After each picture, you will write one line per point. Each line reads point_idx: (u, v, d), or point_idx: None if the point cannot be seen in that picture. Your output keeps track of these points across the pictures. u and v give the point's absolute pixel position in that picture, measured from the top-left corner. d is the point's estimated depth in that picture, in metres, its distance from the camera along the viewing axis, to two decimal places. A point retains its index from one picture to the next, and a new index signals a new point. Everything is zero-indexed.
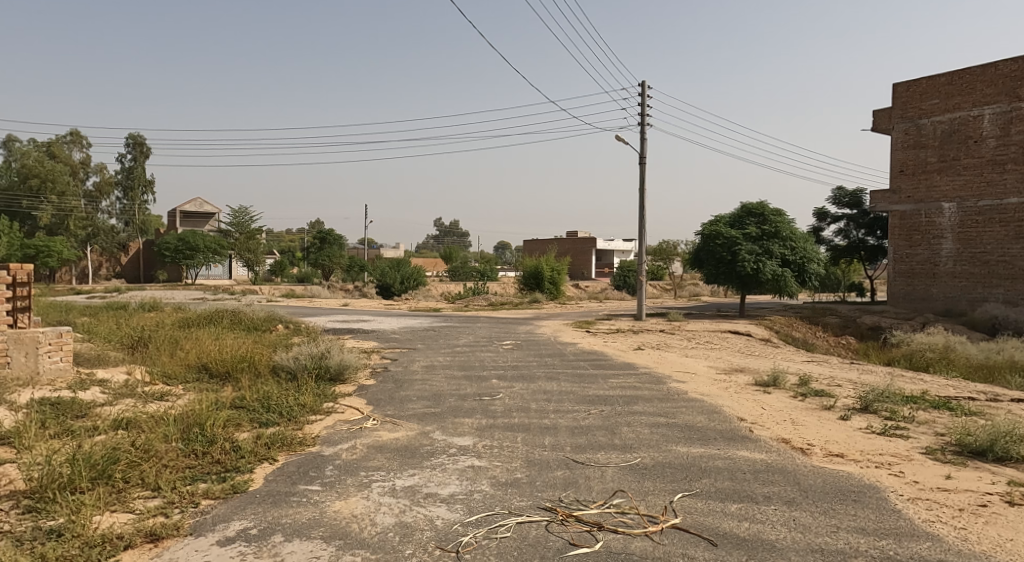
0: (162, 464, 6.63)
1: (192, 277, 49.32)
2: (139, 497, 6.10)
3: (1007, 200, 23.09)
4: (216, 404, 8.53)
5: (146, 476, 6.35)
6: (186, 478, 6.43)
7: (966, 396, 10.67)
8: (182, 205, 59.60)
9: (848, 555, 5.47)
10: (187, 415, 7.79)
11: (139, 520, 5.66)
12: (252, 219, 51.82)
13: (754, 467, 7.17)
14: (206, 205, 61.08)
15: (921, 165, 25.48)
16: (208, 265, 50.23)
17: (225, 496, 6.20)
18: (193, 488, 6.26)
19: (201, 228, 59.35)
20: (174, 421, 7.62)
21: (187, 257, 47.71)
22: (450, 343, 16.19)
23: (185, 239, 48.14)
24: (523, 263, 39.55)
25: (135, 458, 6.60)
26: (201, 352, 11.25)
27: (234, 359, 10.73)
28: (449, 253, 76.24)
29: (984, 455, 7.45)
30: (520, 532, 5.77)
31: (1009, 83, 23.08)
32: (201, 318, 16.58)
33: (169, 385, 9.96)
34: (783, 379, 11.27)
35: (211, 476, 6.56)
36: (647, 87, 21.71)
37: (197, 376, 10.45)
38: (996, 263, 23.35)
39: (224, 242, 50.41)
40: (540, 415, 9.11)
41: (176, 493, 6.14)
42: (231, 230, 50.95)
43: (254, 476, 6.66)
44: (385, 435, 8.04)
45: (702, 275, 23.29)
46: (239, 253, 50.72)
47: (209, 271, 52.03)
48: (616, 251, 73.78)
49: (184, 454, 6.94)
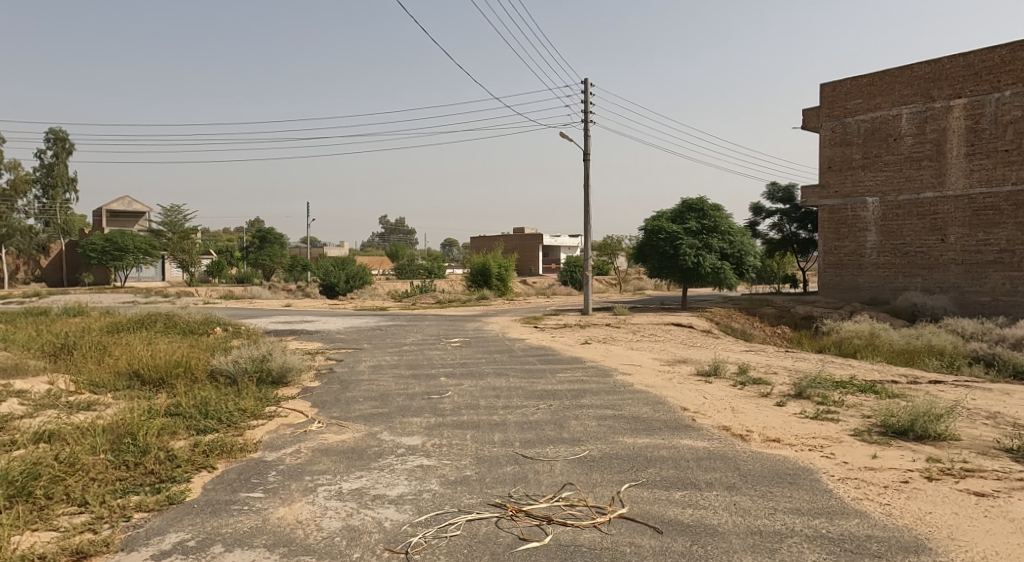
0: (90, 477, 6.47)
1: (122, 279, 47.04)
2: (63, 513, 5.93)
3: (924, 194, 24.21)
4: (151, 412, 8.33)
5: (72, 491, 6.18)
6: (116, 491, 6.28)
7: (890, 380, 11.24)
8: (108, 204, 57.49)
9: (784, 535, 5.72)
10: (118, 425, 7.62)
11: (63, 537, 5.53)
12: (184, 219, 50.94)
13: (696, 455, 7.42)
14: (135, 203, 59.00)
15: (847, 162, 26.42)
16: (138, 267, 48.46)
17: (159, 508, 6.09)
18: (124, 501, 6.12)
19: (130, 227, 57.38)
20: (103, 432, 7.43)
21: (115, 258, 45.79)
22: (397, 341, 16.17)
23: (111, 239, 46.14)
24: (470, 260, 39.50)
25: (59, 473, 6.44)
26: (133, 358, 10.91)
27: (168, 365, 10.47)
28: (392, 252, 76.85)
29: (906, 435, 7.86)
30: (471, 529, 5.85)
31: (924, 84, 24.20)
32: (132, 322, 16.06)
33: (97, 393, 9.67)
34: (722, 368, 11.66)
35: (145, 488, 6.43)
36: (590, 84, 22.21)
37: (129, 383, 10.16)
38: (916, 254, 24.53)
39: (156, 242, 48.84)
40: (489, 412, 9.21)
41: (106, 508, 6.00)
42: (162, 230, 50.32)
43: (191, 486, 6.55)
44: (331, 438, 8.00)
45: (645, 269, 23.78)
46: (173, 253, 49.44)
47: (140, 273, 49.94)
48: (563, 247, 74.89)
49: (115, 465, 6.77)
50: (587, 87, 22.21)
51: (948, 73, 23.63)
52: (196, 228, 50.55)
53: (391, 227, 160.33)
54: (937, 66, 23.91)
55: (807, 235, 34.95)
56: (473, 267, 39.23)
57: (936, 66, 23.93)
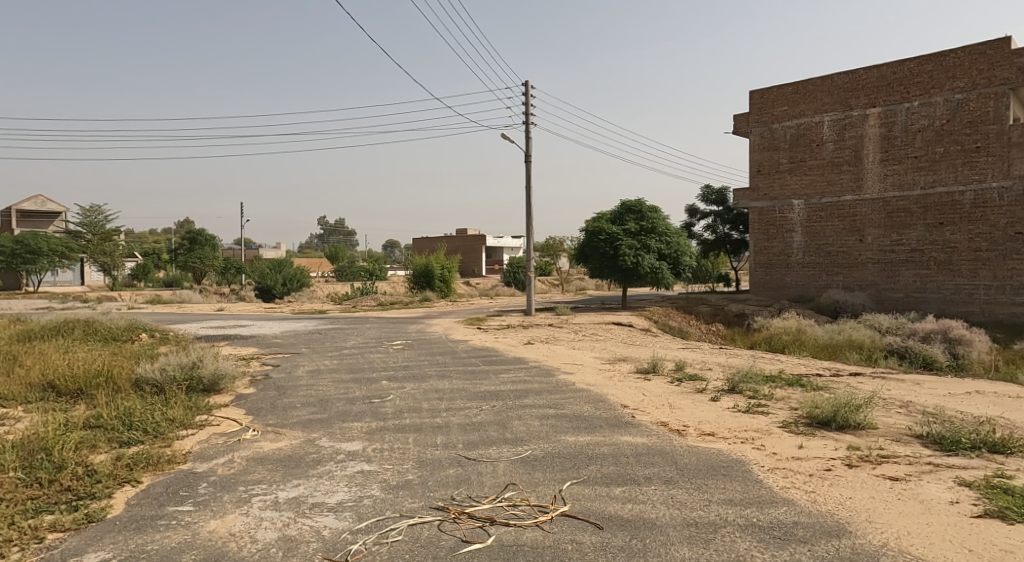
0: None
1: (35, 284, 44.81)
2: None
3: (845, 198, 25.23)
4: (68, 425, 7.98)
5: None
6: (28, 511, 6.01)
7: (815, 373, 11.69)
8: (19, 204, 54.62)
9: (718, 525, 5.89)
10: (31, 439, 7.29)
11: None
12: (106, 220, 48.90)
13: (636, 451, 7.56)
14: (50, 203, 56.37)
15: (774, 166, 27.24)
16: (54, 270, 46.32)
17: (77, 526, 5.87)
18: (37, 521, 5.87)
19: (45, 229, 54.72)
20: (15, 448, 7.09)
21: (27, 262, 43.05)
22: (337, 345, 15.94)
23: (24, 241, 43.32)
24: (411, 262, 39.18)
25: None
26: (48, 368, 10.42)
27: (88, 375, 10.03)
28: (331, 254, 75.74)
29: (828, 425, 8.19)
30: (412, 534, 5.82)
31: (844, 93, 25.22)
32: (48, 330, 15.31)
33: (9, 407, 9.20)
34: (660, 365, 11.92)
35: (60, 506, 6.16)
36: (530, 87, 22.37)
37: (44, 395, 9.70)
38: (837, 253, 25.56)
39: (73, 243, 46.33)
40: (432, 414, 9.18)
41: (16, 529, 5.75)
42: (81, 231, 47.88)
43: (112, 502, 6.33)
44: (266, 446, 7.83)
45: (586, 270, 24.00)
46: (93, 256, 47.11)
47: (56, 277, 47.92)
48: (506, 248, 75.16)
49: (26, 484, 6.47)
50: (527, 90, 22.36)
51: (865, 84, 24.71)
52: (118, 228, 48.27)
53: (331, 227, 157.66)
54: (855, 76, 24.95)
55: (739, 236, 36.01)
56: (415, 268, 38.96)
57: (855, 77, 24.96)
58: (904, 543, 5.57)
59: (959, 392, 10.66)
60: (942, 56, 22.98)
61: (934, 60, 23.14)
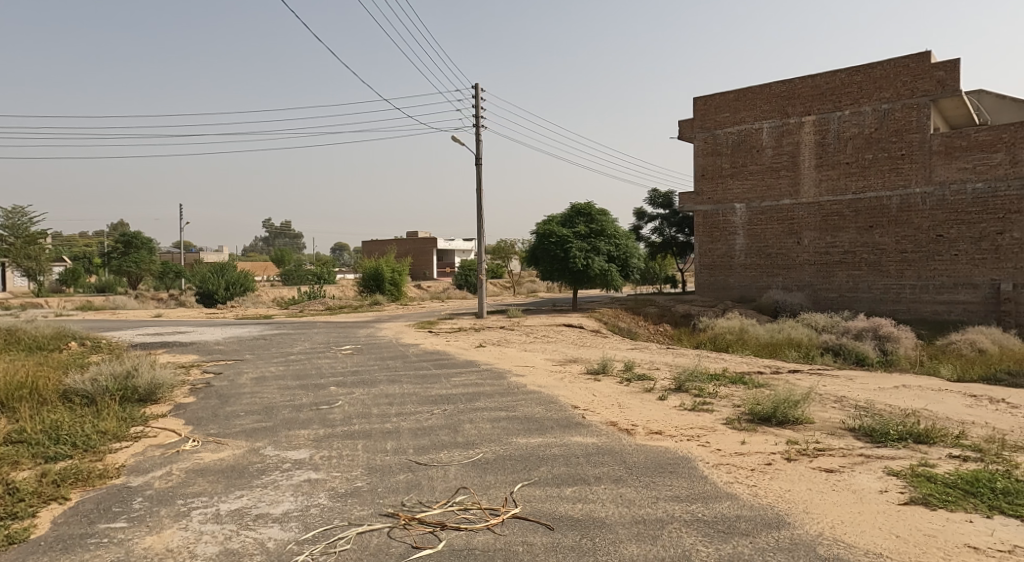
0: None
1: None
2: None
3: (784, 202, 25.91)
4: None
5: None
6: None
7: (757, 370, 11.97)
8: None
9: (665, 522, 5.96)
10: None
11: None
12: (29, 222, 46.06)
13: (586, 451, 7.60)
14: None
15: (717, 171, 27.77)
16: None
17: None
18: None
19: None
20: None
21: None
22: (283, 351, 15.62)
23: None
24: (361, 265, 38.69)
25: None
26: None
27: (11, 386, 9.57)
28: (277, 258, 74.33)
29: (769, 420, 8.39)
30: (361, 542, 5.73)
31: (781, 101, 25.86)
32: None
33: None
34: (609, 365, 12.02)
35: None
36: (480, 89, 22.31)
37: None
38: (776, 255, 26.26)
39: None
40: (381, 419, 9.08)
41: None
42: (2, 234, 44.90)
43: (38, 521, 6.06)
44: (207, 457, 7.61)
45: (536, 272, 24.07)
46: (16, 260, 44.93)
47: None
48: (457, 251, 74.97)
49: None
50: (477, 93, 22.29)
51: (800, 92, 25.41)
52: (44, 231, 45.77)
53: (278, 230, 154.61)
54: (791, 85, 25.60)
55: (685, 238, 36.69)
56: (365, 271, 38.45)
57: (791, 85, 25.61)
58: (839, 532, 5.73)
59: (890, 386, 11.07)
60: (870, 68, 23.79)
61: (863, 71, 23.93)
